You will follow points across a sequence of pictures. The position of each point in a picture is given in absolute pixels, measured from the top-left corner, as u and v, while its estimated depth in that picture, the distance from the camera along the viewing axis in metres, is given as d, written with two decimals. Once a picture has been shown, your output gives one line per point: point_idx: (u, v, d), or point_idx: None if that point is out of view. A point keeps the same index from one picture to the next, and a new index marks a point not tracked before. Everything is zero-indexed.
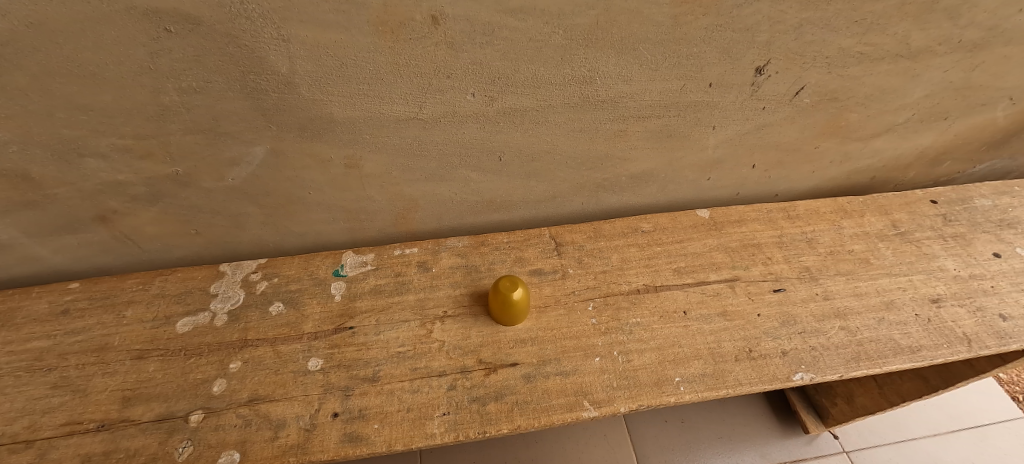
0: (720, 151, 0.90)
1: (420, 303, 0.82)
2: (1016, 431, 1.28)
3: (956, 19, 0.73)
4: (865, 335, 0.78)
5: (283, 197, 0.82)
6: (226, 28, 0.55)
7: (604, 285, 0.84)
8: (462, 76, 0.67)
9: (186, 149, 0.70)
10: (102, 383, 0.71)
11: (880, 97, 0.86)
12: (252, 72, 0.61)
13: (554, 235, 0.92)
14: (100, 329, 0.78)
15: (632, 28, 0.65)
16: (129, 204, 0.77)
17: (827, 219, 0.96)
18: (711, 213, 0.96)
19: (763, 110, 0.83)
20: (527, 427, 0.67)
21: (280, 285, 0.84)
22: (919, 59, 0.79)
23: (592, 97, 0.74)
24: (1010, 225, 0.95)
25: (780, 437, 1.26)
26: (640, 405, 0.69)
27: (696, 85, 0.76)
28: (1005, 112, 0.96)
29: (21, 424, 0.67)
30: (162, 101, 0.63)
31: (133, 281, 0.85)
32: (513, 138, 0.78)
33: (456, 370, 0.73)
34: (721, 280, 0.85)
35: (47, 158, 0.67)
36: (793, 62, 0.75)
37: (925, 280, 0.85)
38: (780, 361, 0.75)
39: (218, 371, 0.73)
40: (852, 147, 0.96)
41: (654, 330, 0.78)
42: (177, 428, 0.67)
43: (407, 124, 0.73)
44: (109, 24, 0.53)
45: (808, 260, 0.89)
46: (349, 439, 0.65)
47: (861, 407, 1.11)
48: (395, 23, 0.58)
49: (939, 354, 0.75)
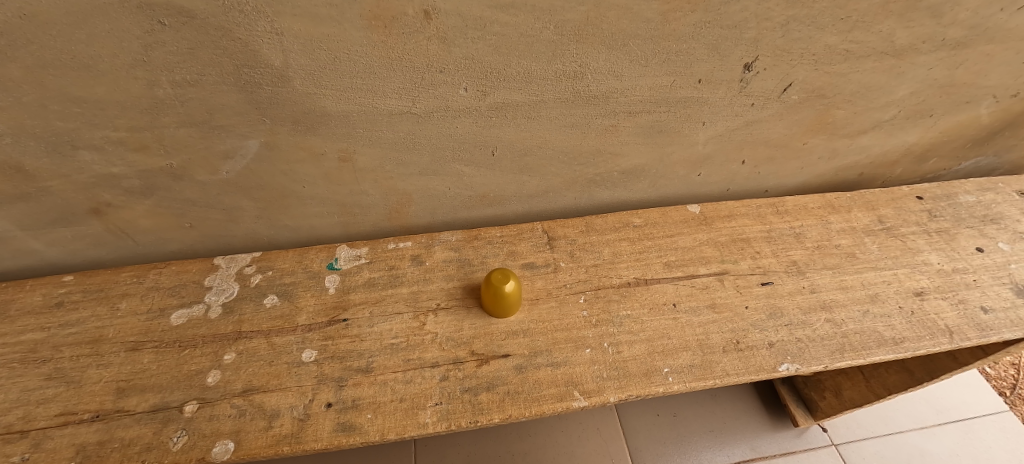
0: (710, 147, 0.92)
1: (414, 295, 0.82)
2: (1001, 424, 1.30)
3: (939, 18, 0.75)
4: (850, 327, 0.79)
5: (277, 190, 0.83)
6: (219, 21, 0.56)
7: (595, 278, 0.85)
8: (455, 71, 0.68)
9: (180, 142, 0.71)
10: (96, 374, 0.72)
11: (867, 94, 0.87)
12: (246, 65, 0.62)
13: (547, 229, 0.93)
14: (94, 321, 0.79)
15: (622, 24, 0.66)
16: (123, 197, 0.78)
17: (815, 214, 0.98)
18: (702, 209, 0.98)
19: (751, 106, 0.84)
20: (518, 417, 0.68)
21: (274, 278, 0.85)
22: (904, 57, 0.81)
23: (584, 92, 0.75)
24: (992, 221, 0.97)
25: (769, 430, 1.27)
26: (630, 395, 0.70)
27: (685, 81, 0.77)
28: (989, 110, 0.97)
29: (16, 415, 0.68)
30: (156, 94, 0.63)
31: (127, 274, 0.86)
32: (506, 132, 0.79)
33: (449, 361, 0.74)
34: (710, 274, 0.86)
35: (41, 150, 0.67)
36: (781, 59, 0.77)
37: (909, 274, 0.87)
38: (767, 352, 0.76)
39: (212, 363, 0.73)
40: (840, 144, 0.98)
41: (644, 322, 0.79)
42: (172, 418, 0.67)
43: (400, 118, 0.73)
44: (103, 16, 0.53)
45: (796, 254, 0.90)
46: (343, 428, 0.66)
47: (849, 400, 1.12)
48: (387, 18, 0.59)
49: (921, 346, 0.77)
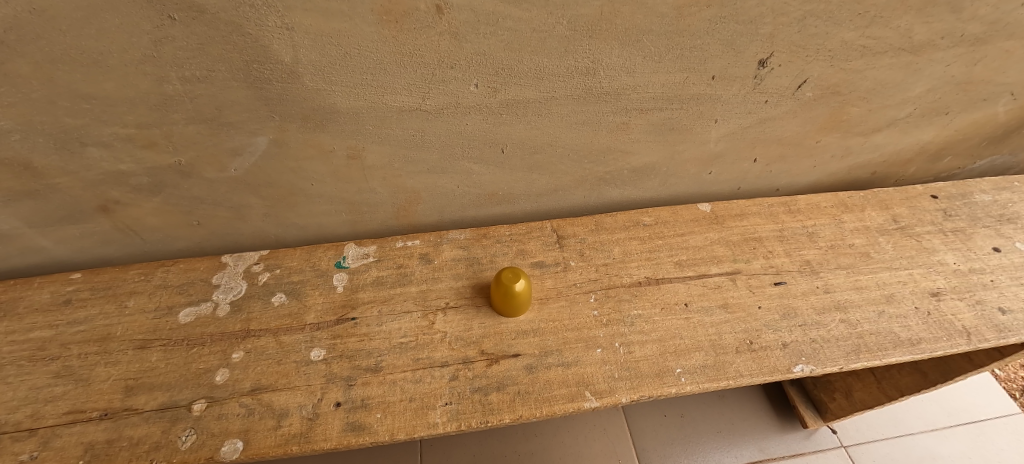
0: (721, 145, 0.91)
1: (422, 294, 0.82)
2: (1013, 427, 1.29)
3: (959, 13, 0.73)
4: (864, 328, 0.78)
5: (285, 188, 0.82)
6: (230, 16, 0.55)
7: (605, 277, 0.84)
8: (466, 67, 0.67)
9: (189, 139, 0.70)
10: (105, 372, 0.72)
11: (882, 91, 0.86)
12: (256, 61, 0.61)
13: (556, 228, 0.92)
14: (103, 319, 0.78)
15: (636, 19, 0.65)
16: (131, 194, 0.77)
17: (828, 213, 0.97)
18: (713, 207, 0.97)
19: (764, 103, 0.83)
20: (529, 417, 0.67)
21: (282, 276, 0.84)
22: (921, 53, 0.79)
23: (595, 89, 0.74)
24: (1009, 220, 0.95)
25: (778, 431, 1.26)
26: (642, 396, 0.69)
27: (698, 77, 0.76)
28: (1006, 107, 0.96)
29: (24, 413, 0.67)
30: (165, 90, 0.63)
31: (135, 271, 0.85)
32: (516, 129, 0.78)
33: (458, 360, 0.73)
34: (722, 274, 0.85)
35: (49, 146, 0.67)
36: (796, 55, 0.75)
37: (925, 274, 0.86)
38: (781, 353, 0.75)
39: (221, 361, 0.73)
40: (853, 142, 0.96)
41: (655, 322, 0.78)
42: (180, 416, 0.67)
43: (410, 115, 0.73)
44: (113, 11, 0.53)
45: (809, 254, 0.89)
46: (351, 428, 0.66)
47: (859, 402, 1.11)
48: (398, 13, 0.58)
49: (938, 347, 0.76)
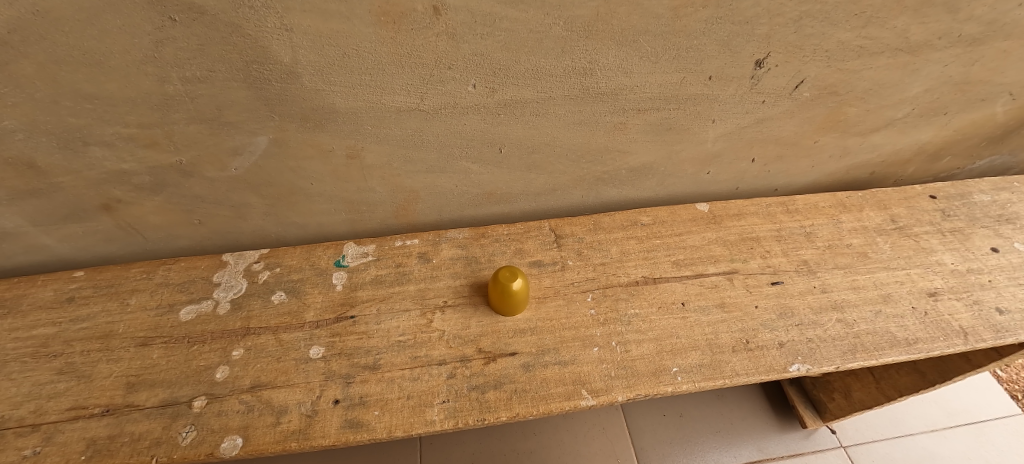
0: (719, 145, 0.91)
1: (420, 293, 0.82)
2: (1014, 428, 1.28)
3: (956, 13, 0.74)
4: (861, 328, 0.78)
5: (285, 188, 0.83)
6: (230, 17, 0.56)
7: (603, 276, 0.85)
8: (464, 67, 0.68)
9: (190, 139, 0.71)
10: (107, 369, 0.73)
11: (879, 91, 0.86)
12: (255, 61, 0.62)
13: (554, 227, 0.93)
14: (105, 316, 0.79)
15: (632, 20, 0.65)
16: (133, 193, 0.78)
17: (826, 213, 0.97)
18: (711, 207, 0.97)
19: (762, 104, 0.83)
20: (526, 415, 0.68)
21: (282, 275, 0.85)
22: (918, 53, 0.80)
23: (592, 89, 0.75)
24: (1008, 221, 0.95)
25: (777, 431, 1.26)
26: (638, 395, 0.70)
27: (696, 78, 0.76)
28: (1005, 107, 0.96)
29: (27, 409, 0.68)
30: (166, 90, 0.64)
31: (137, 270, 0.86)
32: (513, 129, 0.79)
33: (455, 358, 0.73)
34: (720, 273, 0.86)
35: (53, 146, 0.68)
36: (793, 55, 0.76)
37: (922, 274, 0.86)
38: (777, 352, 0.75)
39: (221, 358, 0.74)
40: (851, 142, 0.96)
41: (652, 321, 0.78)
42: (180, 413, 0.68)
43: (408, 115, 0.73)
44: (114, 12, 0.54)
45: (807, 253, 0.89)
46: (349, 425, 0.66)
47: (858, 402, 1.11)
48: (396, 14, 0.59)
49: (935, 347, 0.76)
